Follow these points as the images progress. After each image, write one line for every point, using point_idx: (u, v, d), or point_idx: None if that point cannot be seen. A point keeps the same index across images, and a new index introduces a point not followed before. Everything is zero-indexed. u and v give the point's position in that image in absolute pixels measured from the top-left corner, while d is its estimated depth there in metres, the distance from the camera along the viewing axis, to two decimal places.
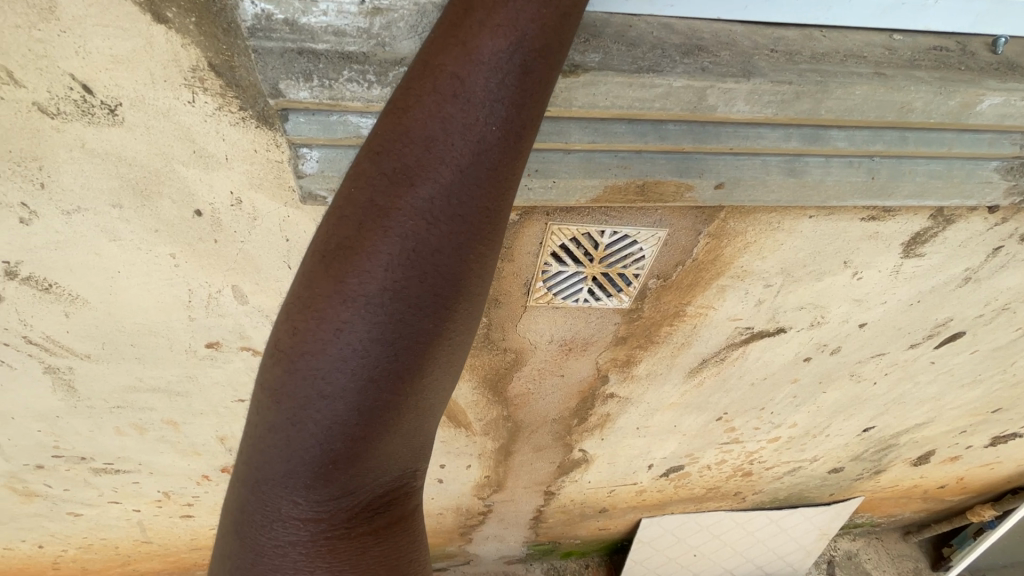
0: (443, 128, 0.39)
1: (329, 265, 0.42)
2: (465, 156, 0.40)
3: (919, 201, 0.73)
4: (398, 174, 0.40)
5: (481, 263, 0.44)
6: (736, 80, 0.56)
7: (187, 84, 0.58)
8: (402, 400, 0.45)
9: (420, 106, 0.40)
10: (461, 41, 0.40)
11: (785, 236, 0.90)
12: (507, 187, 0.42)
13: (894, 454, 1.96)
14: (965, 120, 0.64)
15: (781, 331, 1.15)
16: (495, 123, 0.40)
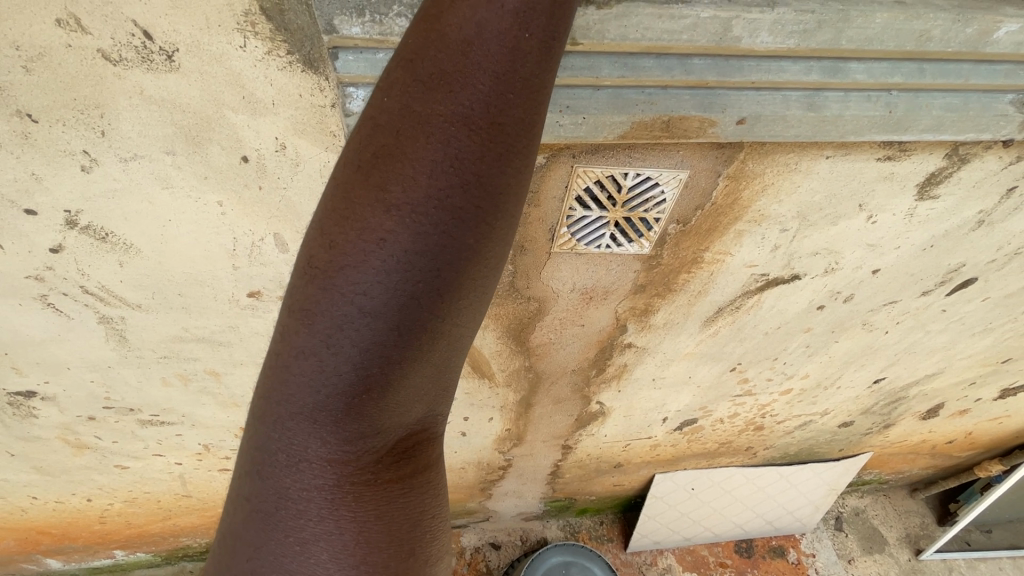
0: (483, 26, 0.38)
1: (366, 174, 0.41)
2: (506, 55, 0.39)
3: (934, 134, 0.76)
4: (436, 76, 0.39)
5: (516, 183, 0.42)
6: (761, 10, 0.59)
7: (240, 28, 0.61)
8: (441, 324, 0.43)
9: (457, 2, 0.39)
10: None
11: (802, 177, 0.93)
12: (543, 97, 0.42)
13: (904, 407, 2.01)
14: (982, 49, 0.67)
15: (795, 279, 1.19)
16: (528, 31, 0.39)
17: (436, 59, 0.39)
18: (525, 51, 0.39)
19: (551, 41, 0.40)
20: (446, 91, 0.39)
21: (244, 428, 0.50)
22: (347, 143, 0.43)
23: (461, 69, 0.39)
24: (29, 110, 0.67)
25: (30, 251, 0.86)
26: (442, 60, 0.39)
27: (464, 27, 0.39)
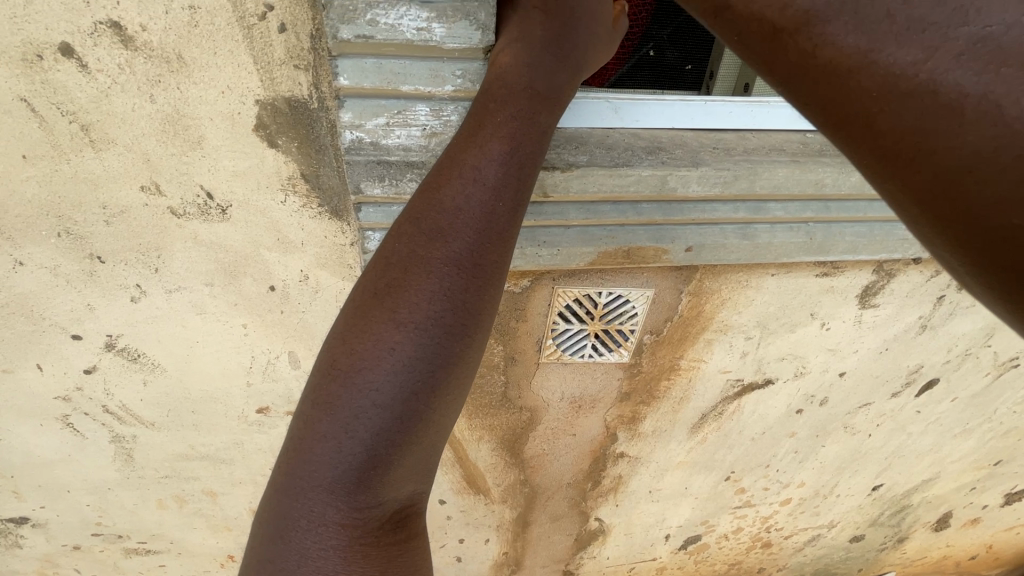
0: (471, 195, 0.52)
1: (381, 297, 0.51)
2: (487, 214, 0.52)
3: (852, 255, 0.92)
4: (436, 228, 0.51)
5: (494, 302, 0.53)
6: (687, 169, 0.76)
7: (283, 188, 0.77)
8: (436, 417, 0.51)
9: (452, 178, 0.53)
10: (483, 129, 0.54)
11: (755, 292, 1.07)
12: (515, 240, 0.54)
13: (911, 517, 1.96)
14: (869, 191, 0.84)
15: (769, 383, 1.28)
16: (503, 197, 0.53)
17: (438, 214, 0.52)
18: (500, 211, 0.53)
19: (521, 200, 0.54)
20: (445, 236, 0.51)
21: (260, 503, 0.53)
22: (364, 274, 0.54)
23: (454, 224, 0.51)
24: (100, 253, 0.80)
25: (65, 372, 0.94)
26: (442, 216, 0.52)
27: (457, 195, 0.52)
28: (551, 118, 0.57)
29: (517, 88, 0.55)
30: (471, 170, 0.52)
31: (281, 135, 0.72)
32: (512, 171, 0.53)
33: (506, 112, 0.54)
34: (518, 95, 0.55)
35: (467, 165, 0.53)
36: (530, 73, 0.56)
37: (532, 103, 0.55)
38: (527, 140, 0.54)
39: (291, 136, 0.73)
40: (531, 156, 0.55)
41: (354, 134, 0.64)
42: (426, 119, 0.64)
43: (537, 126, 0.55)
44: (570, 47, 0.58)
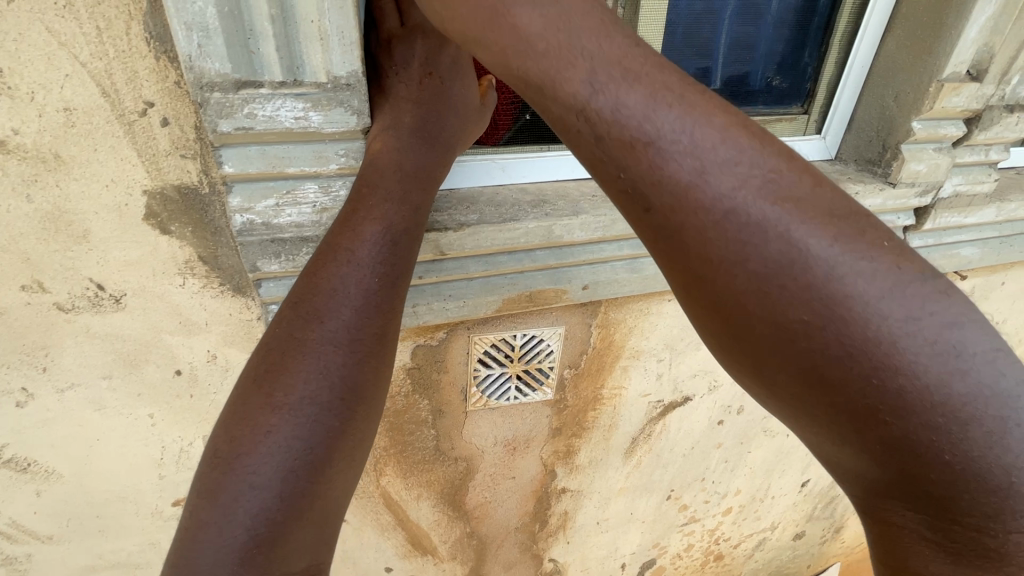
0: (344, 277, 0.56)
1: (260, 382, 0.53)
2: (361, 293, 0.56)
3: None
4: (313, 311, 0.55)
5: (374, 374, 0.57)
6: (569, 217, 0.83)
7: (181, 272, 0.77)
8: (324, 490, 0.54)
9: (326, 263, 0.56)
10: (360, 213, 0.58)
11: (657, 317, 1.16)
12: (391, 313, 0.59)
13: (841, 506, 2.11)
14: None
15: (688, 400, 1.37)
16: (376, 277, 0.57)
17: (318, 298, 0.55)
18: (374, 289, 0.57)
19: (401, 276, 0.59)
20: (325, 319, 0.55)
21: None
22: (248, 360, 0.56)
23: (329, 306, 0.55)
24: None
25: None
26: (323, 300, 0.55)
27: (332, 278, 0.56)
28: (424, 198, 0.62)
29: (392, 174, 0.60)
30: (351, 254, 0.56)
31: (174, 221, 0.73)
32: (390, 253, 0.58)
33: (382, 196, 0.59)
34: (393, 180, 0.60)
35: (345, 249, 0.57)
36: (404, 158, 0.61)
37: (408, 186, 0.61)
38: (403, 221, 0.59)
39: (183, 221, 0.73)
40: (404, 234, 0.59)
41: (246, 218, 0.66)
42: (316, 197, 0.67)
43: (414, 208, 0.61)
44: (441, 133, 0.65)
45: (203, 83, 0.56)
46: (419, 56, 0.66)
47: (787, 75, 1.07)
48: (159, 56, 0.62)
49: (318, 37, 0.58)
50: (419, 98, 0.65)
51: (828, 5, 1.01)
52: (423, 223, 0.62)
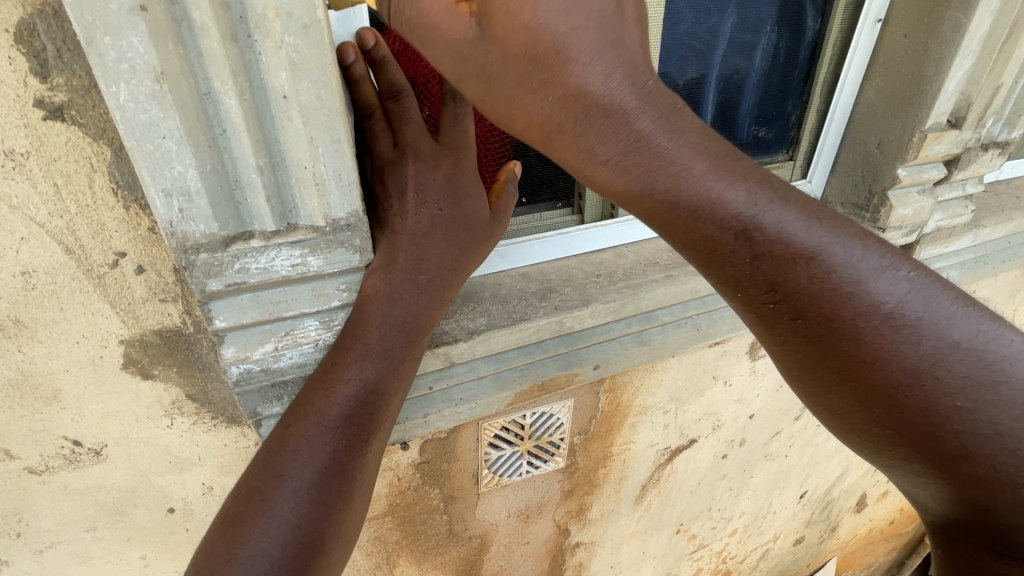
0: (315, 429, 0.53)
1: (219, 537, 0.49)
2: (328, 449, 0.53)
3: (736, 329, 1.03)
4: (281, 462, 0.52)
5: (330, 537, 0.52)
6: (579, 308, 0.81)
7: (167, 413, 0.70)
8: None
9: (300, 412, 0.54)
10: (340, 364, 0.56)
11: (662, 373, 1.15)
12: (359, 471, 0.55)
13: (836, 508, 2.17)
14: None
15: (693, 442, 1.37)
16: (346, 431, 0.54)
17: (288, 450, 0.52)
18: (343, 446, 0.54)
19: (370, 432, 0.56)
20: (290, 472, 0.51)
21: None
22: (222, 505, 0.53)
23: (297, 457, 0.52)
24: None
25: None
26: (291, 453, 0.52)
27: (304, 429, 0.53)
28: (404, 349, 0.59)
29: (376, 321, 0.57)
30: (326, 406, 0.54)
31: (156, 364, 0.66)
32: (361, 408, 0.55)
33: (362, 346, 0.56)
34: (376, 328, 0.57)
35: (320, 398, 0.54)
36: (386, 306, 0.58)
37: (388, 334, 0.57)
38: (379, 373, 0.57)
39: (166, 362, 0.66)
40: (377, 389, 0.56)
41: (241, 367, 0.60)
42: (317, 333, 0.62)
43: (392, 360, 0.58)
44: (438, 271, 0.60)
45: (187, 245, 0.51)
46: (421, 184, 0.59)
47: (771, 125, 1.07)
48: (128, 205, 0.55)
49: (312, 182, 0.52)
50: (420, 231, 0.59)
51: (808, 56, 1.01)
52: (402, 377, 0.59)
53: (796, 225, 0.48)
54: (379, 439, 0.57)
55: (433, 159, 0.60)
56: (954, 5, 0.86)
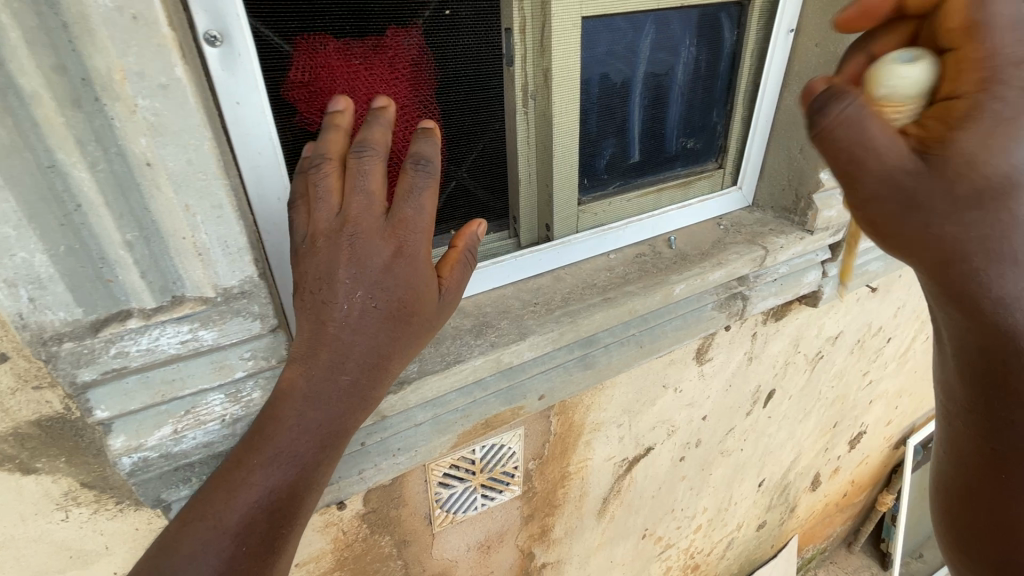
0: (217, 523, 0.53)
1: None
2: (229, 543, 0.53)
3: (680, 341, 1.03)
4: (178, 547, 0.53)
5: None
6: (516, 342, 0.78)
7: (60, 505, 0.62)
8: None
9: (204, 502, 0.54)
10: (247, 462, 0.55)
11: (612, 389, 1.14)
12: (268, 558, 0.55)
13: (793, 490, 2.25)
14: (673, 300, 0.94)
15: (650, 449, 1.37)
16: (248, 527, 0.54)
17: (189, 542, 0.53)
18: (247, 541, 0.54)
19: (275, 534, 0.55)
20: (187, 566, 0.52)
21: None
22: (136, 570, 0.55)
23: (193, 548, 0.53)
24: None
25: None
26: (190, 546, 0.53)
27: (206, 522, 0.53)
28: (321, 444, 0.57)
29: (291, 420, 0.56)
30: (232, 504, 0.54)
31: (39, 457, 0.59)
32: (268, 510, 0.55)
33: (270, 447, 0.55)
34: (288, 428, 0.55)
35: (224, 496, 0.54)
36: (298, 408, 0.56)
37: (300, 436, 0.56)
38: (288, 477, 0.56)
39: (52, 453, 0.59)
40: (287, 485, 0.55)
41: (137, 456, 0.56)
42: (222, 409, 0.59)
43: (304, 461, 0.56)
44: (359, 368, 0.57)
45: (47, 336, 0.49)
46: (354, 262, 0.55)
47: (698, 136, 1.07)
48: None
49: (194, 252, 0.52)
50: (346, 326, 0.56)
51: (728, 66, 1.02)
52: (319, 469, 0.58)
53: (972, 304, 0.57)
54: (294, 525, 0.57)
55: (369, 233, 0.56)
56: None
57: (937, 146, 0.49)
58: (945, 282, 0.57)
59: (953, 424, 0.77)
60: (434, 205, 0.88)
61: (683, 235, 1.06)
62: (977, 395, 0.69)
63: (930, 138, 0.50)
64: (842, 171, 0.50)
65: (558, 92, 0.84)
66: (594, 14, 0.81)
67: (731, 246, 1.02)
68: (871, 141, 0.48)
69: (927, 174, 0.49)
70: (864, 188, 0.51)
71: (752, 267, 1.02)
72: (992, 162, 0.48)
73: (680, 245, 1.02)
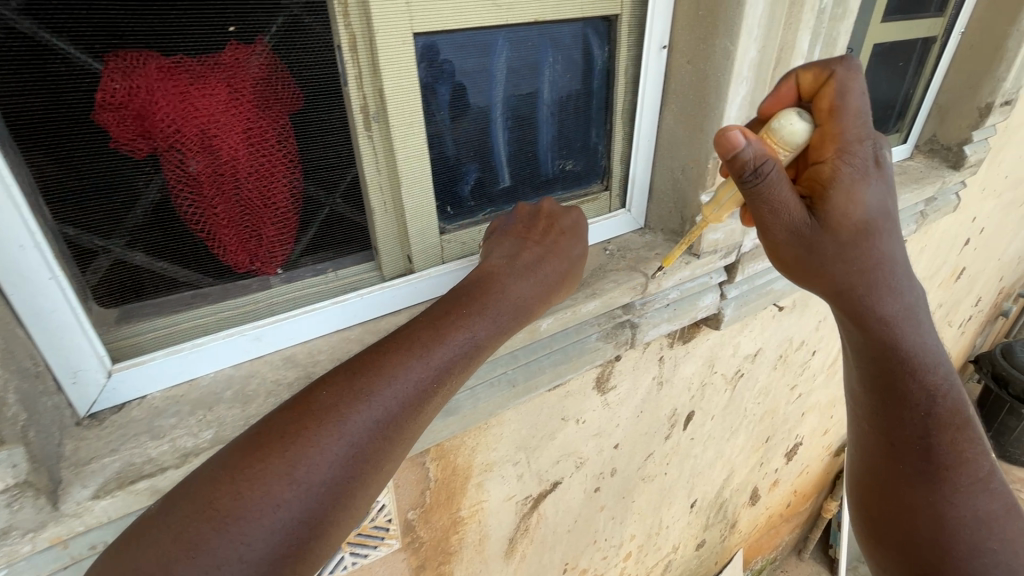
0: (332, 449, 0.56)
1: (216, 496, 0.52)
2: (341, 466, 0.56)
3: (561, 377, 0.98)
4: (289, 441, 0.55)
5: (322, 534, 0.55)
6: None
7: None
8: None
9: (317, 420, 0.57)
10: (309, 442, 0.55)
11: (499, 427, 1.06)
12: (351, 502, 0.57)
13: (731, 506, 2.22)
14: (540, 336, 0.86)
15: (557, 483, 1.30)
16: (351, 457, 0.57)
17: (238, 517, 0.51)
18: (347, 473, 0.57)
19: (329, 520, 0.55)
20: (235, 540, 0.50)
21: None
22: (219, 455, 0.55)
23: (299, 461, 0.54)
24: None
25: None
26: (245, 525, 0.51)
27: (321, 444, 0.56)
28: (417, 412, 0.62)
29: (358, 417, 0.58)
30: (279, 487, 0.53)
31: None
32: (324, 497, 0.55)
33: (335, 437, 0.56)
34: (356, 422, 0.58)
35: (277, 479, 0.53)
36: (373, 407, 0.59)
37: (371, 435, 0.58)
38: (358, 469, 0.57)
39: None
40: (388, 435, 0.60)
41: None
42: None
43: (371, 449, 0.58)
44: (431, 377, 0.63)
45: None
46: (505, 286, 0.75)
47: (579, 158, 1.01)
48: None
49: None
50: (446, 343, 0.65)
51: (603, 84, 0.96)
52: (393, 447, 0.60)
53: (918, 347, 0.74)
54: (378, 477, 0.60)
55: (554, 252, 0.82)
56: (721, 34, 0.84)
57: (822, 204, 0.71)
58: (848, 303, 0.74)
59: (866, 459, 0.83)
60: (301, 236, 0.81)
61: None
62: (878, 405, 0.77)
63: (818, 184, 0.72)
64: (754, 211, 0.70)
65: (398, 113, 0.76)
66: (427, 30, 0.74)
67: (610, 274, 0.96)
68: (785, 205, 0.68)
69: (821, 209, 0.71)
70: (772, 233, 0.72)
71: (631, 296, 0.97)
72: (857, 199, 0.70)
73: None
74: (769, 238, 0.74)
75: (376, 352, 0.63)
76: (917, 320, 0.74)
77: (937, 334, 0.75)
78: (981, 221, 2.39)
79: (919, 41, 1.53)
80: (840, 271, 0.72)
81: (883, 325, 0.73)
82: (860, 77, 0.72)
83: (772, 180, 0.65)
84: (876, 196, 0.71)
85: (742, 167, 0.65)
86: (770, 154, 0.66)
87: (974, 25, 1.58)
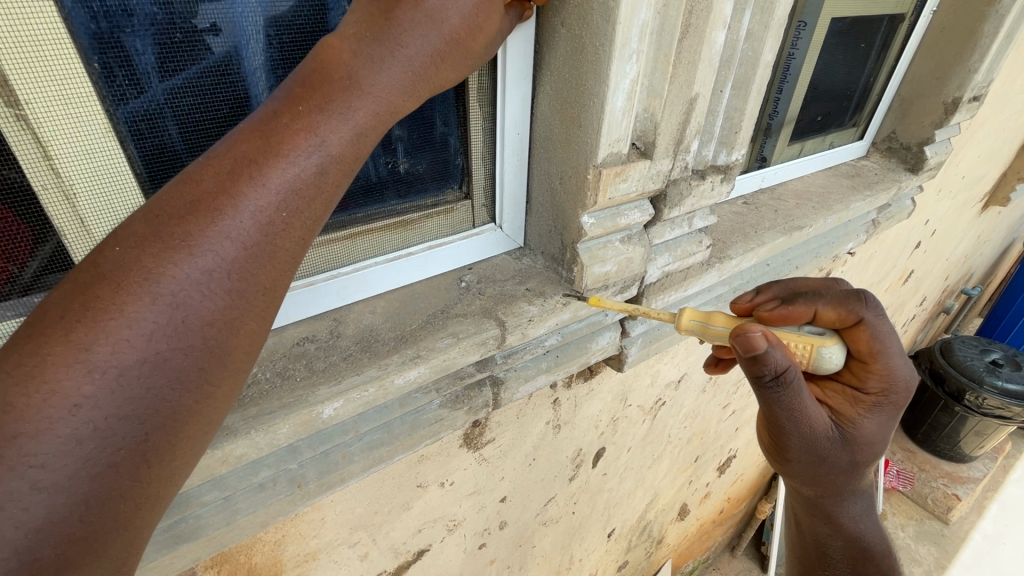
0: (170, 296, 0.37)
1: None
2: (185, 324, 0.38)
3: (386, 464, 0.70)
4: (77, 311, 0.35)
5: (198, 406, 0.40)
6: None
7: None
8: (130, 516, 0.38)
9: (120, 275, 0.37)
10: (105, 312, 0.36)
11: (316, 512, 0.80)
12: (234, 353, 0.41)
13: (657, 526, 2.06)
14: (323, 425, 0.59)
15: (424, 551, 1.06)
16: (210, 303, 0.39)
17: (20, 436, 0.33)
18: (199, 322, 0.39)
19: (177, 420, 0.39)
20: (51, 450, 0.33)
21: None
22: None
23: (107, 326, 0.35)
24: None
25: None
26: (33, 444, 0.33)
27: (137, 304, 0.36)
28: (300, 224, 0.43)
29: (181, 272, 0.38)
30: (70, 383, 0.34)
31: None
32: (151, 385, 0.37)
33: (147, 301, 0.37)
34: (179, 278, 0.38)
35: (63, 371, 0.34)
36: (202, 254, 0.39)
37: (208, 293, 0.39)
38: (200, 346, 0.39)
39: None
40: (257, 264, 0.41)
41: None
42: None
43: (218, 306, 0.40)
44: (278, 205, 0.41)
45: None
46: (353, 75, 0.44)
47: (420, 156, 0.71)
48: None
49: None
50: (286, 156, 0.41)
51: None
52: (286, 261, 0.43)
53: (868, 538, 0.86)
54: (271, 310, 0.44)
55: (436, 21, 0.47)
56: None
57: (849, 424, 0.73)
58: (824, 498, 0.82)
59: None
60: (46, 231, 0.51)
61: (394, 301, 0.73)
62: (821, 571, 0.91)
63: (843, 414, 0.74)
64: (770, 411, 0.66)
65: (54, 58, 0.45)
66: None
67: (451, 322, 0.69)
68: (802, 414, 0.66)
69: (840, 439, 0.73)
70: (785, 438, 0.71)
71: (483, 354, 0.70)
72: (873, 438, 0.74)
73: (372, 326, 0.68)
74: (783, 441, 0.72)
75: (189, 176, 0.40)
76: (873, 515, 0.87)
77: (879, 527, 0.88)
78: (934, 223, 2.23)
79: (886, 17, 1.28)
80: (836, 479, 0.78)
81: (847, 517, 0.84)
82: (885, 320, 0.71)
83: (793, 387, 0.62)
84: (884, 436, 0.76)
85: (765, 371, 0.60)
86: (790, 357, 0.62)
87: (948, 2, 1.34)
